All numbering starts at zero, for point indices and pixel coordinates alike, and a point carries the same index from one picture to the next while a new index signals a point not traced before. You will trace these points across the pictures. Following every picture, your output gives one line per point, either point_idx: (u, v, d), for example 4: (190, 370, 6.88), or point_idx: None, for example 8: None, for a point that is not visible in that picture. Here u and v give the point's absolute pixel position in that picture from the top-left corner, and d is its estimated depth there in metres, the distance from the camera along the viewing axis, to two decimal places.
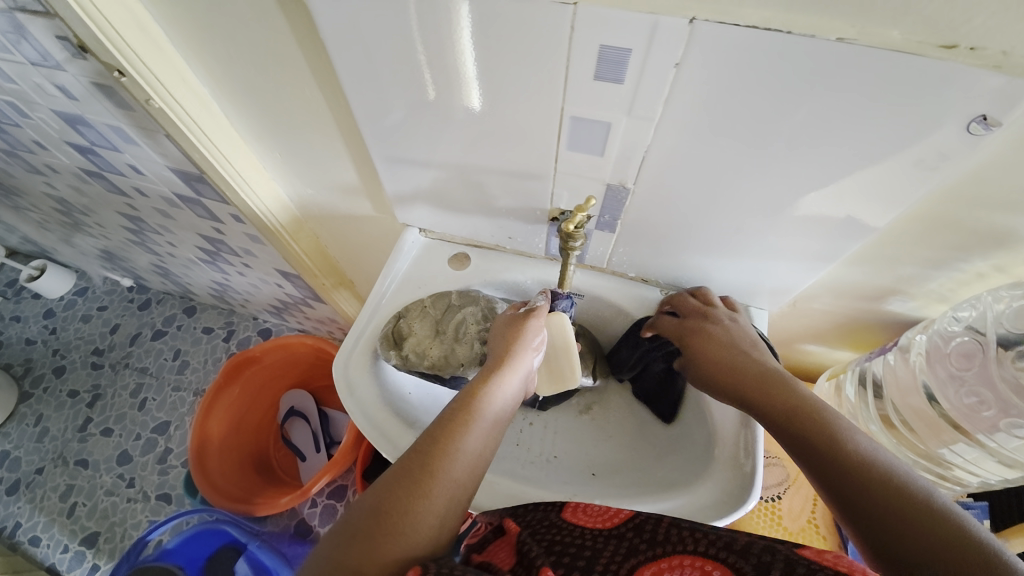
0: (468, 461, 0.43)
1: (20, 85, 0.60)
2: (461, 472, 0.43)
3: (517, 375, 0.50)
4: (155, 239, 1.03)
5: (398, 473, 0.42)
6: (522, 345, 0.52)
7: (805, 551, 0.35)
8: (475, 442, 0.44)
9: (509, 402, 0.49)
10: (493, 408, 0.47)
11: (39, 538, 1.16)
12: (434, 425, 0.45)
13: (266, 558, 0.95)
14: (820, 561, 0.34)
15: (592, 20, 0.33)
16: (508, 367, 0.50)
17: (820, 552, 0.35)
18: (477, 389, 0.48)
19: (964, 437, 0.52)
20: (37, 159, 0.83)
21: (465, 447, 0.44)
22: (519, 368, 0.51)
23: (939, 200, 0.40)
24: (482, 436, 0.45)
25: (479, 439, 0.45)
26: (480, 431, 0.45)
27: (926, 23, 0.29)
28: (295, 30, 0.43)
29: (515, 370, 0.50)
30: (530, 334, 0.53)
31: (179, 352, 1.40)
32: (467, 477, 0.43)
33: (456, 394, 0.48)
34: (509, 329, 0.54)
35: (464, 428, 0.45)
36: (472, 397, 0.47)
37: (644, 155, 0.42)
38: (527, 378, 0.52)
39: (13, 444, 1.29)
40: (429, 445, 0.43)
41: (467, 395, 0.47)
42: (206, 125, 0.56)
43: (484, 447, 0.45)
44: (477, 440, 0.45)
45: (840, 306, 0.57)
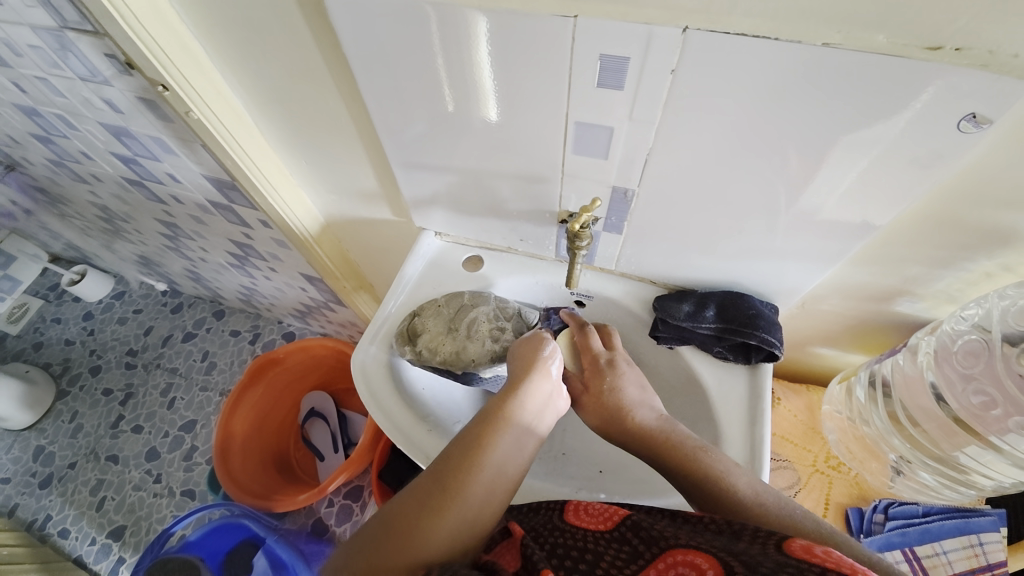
0: (493, 474, 0.44)
1: (70, 98, 0.65)
2: (485, 484, 0.43)
3: (541, 394, 0.51)
4: (188, 244, 1.09)
5: (423, 484, 0.44)
6: (547, 364, 0.53)
7: (790, 546, 0.35)
8: (500, 456, 0.45)
9: (537, 417, 0.50)
10: (519, 426, 0.47)
11: (69, 530, 1.21)
12: (460, 438, 0.47)
13: (283, 552, 0.94)
14: (810, 557, 0.33)
15: (591, 30, 0.35)
16: (533, 383, 0.51)
17: (808, 548, 0.34)
18: (501, 406, 0.49)
19: (977, 439, 0.52)
20: (83, 168, 0.89)
21: (490, 459, 0.44)
22: (545, 386, 0.52)
23: (942, 197, 0.41)
24: (509, 450, 0.46)
25: (506, 453, 0.46)
26: (506, 445, 0.46)
27: (909, 28, 0.31)
28: (321, 45, 0.47)
29: (541, 386, 0.51)
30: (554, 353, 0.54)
31: (207, 354, 1.46)
32: (491, 491, 0.44)
33: (479, 409, 0.49)
34: (534, 347, 0.55)
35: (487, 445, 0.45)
36: (497, 415, 0.48)
37: (645, 157, 0.44)
38: (553, 395, 0.52)
39: (49, 440, 1.36)
40: (453, 457, 0.45)
41: (493, 409, 0.49)
42: (237, 135, 0.60)
43: (511, 461, 0.46)
44: (503, 454, 0.45)
45: (849, 307, 0.57)
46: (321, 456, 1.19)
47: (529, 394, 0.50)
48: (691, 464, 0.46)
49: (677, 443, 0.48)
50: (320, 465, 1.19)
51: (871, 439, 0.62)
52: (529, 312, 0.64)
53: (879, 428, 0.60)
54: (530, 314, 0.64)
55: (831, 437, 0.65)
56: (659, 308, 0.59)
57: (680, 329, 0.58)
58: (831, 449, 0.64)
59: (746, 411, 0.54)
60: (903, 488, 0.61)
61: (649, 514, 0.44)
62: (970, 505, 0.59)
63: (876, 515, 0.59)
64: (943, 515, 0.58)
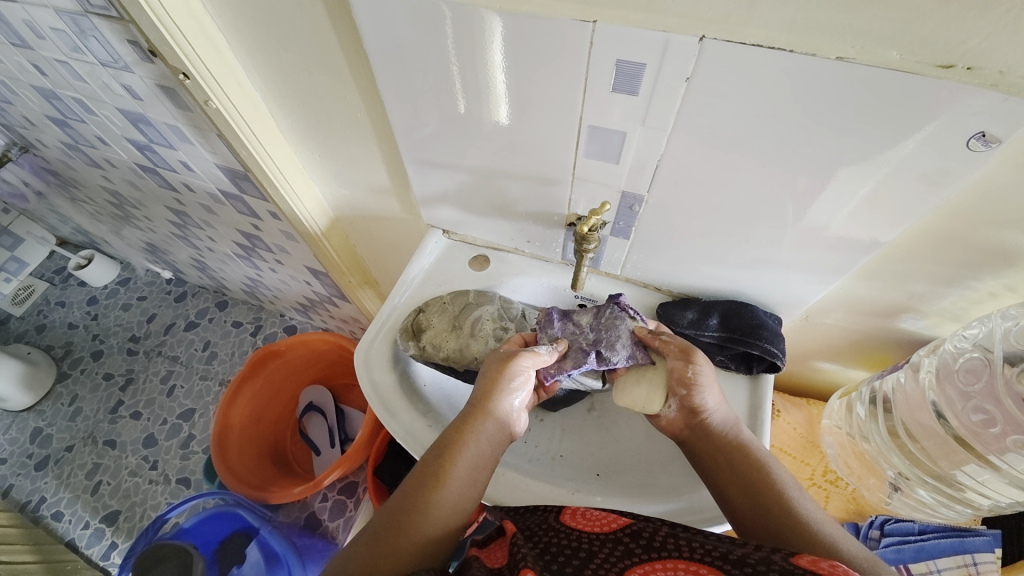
0: (441, 517, 0.44)
1: (89, 83, 0.66)
2: (432, 529, 0.43)
3: (494, 424, 0.49)
4: (197, 233, 1.09)
5: (374, 533, 0.43)
6: (499, 394, 0.50)
7: (800, 560, 0.34)
8: (450, 496, 0.45)
9: (490, 446, 0.49)
10: (471, 457, 0.47)
11: (63, 513, 1.21)
12: (411, 479, 0.46)
13: (276, 544, 0.96)
14: (815, 570, 0.33)
15: (610, 36, 0.36)
16: (484, 416, 0.49)
17: (815, 561, 0.34)
18: (451, 437, 0.48)
19: (975, 457, 0.51)
20: (98, 153, 0.90)
21: (442, 498, 0.44)
22: (498, 418, 0.50)
23: (949, 215, 0.41)
24: (458, 488, 0.45)
25: (454, 492, 0.45)
26: (455, 484, 0.45)
27: (921, 45, 0.31)
28: (343, 41, 0.48)
29: (490, 417, 0.49)
30: (514, 379, 0.51)
31: (209, 343, 1.46)
32: (440, 533, 0.43)
33: (436, 440, 0.49)
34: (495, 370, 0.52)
35: (439, 481, 0.45)
36: (448, 445, 0.47)
37: (656, 162, 0.44)
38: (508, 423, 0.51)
39: (47, 422, 1.36)
40: (402, 501, 0.44)
41: (442, 446, 0.47)
42: (254, 125, 0.60)
43: (462, 500, 0.45)
44: (452, 493, 0.45)
45: (853, 322, 0.58)
46: (317, 450, 1.19)
47: (476, 427, 0.48)
48: (739, 458, 0.47)
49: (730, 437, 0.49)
50: (316, 459, 1.19)
51: (870, 455, 0.61)
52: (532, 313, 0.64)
53: (878, 444, 0.60)
54: (531, 315, 0.64)
55: (830, 451, 0.65)
56: (662, 315, 0.60)
57: (682, 336, 0.58)
58: (829, 464, 0.65)
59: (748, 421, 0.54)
60: (900, 505, 0.61)
61: (652, 522, 0.43)
62: (965, 524, 0.59)
63: (873, 530, 0.59)
64: (940, 534, 0.59)
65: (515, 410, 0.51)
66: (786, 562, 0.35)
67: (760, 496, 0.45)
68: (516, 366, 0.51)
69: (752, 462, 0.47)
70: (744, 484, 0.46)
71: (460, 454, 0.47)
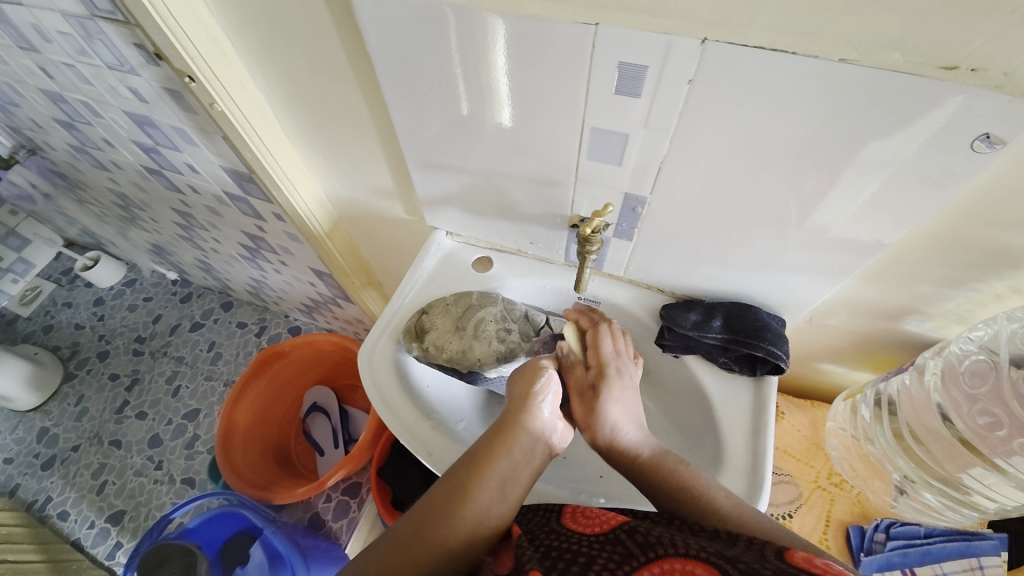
0: (466, 530, 0.43)
1: (96, 86, 0.67)
2: (456, 540, 0.42)
3: (528, 437, 0.48)
4: (202, 234, 1.10)
5: (393, 539, 0.43)
6: (532, 405, 0.50)
7: (795, 558, 0.35)
8: (477, 509, 0.44)
9: (523, 460, 0.47)
10: (502, 470, 0.46)
11: (69, 513, 1.22)
12: (439, 489, 0.46)
13: (280, 543, 0.96)
14: (808, 567, 0.33)
15: (611, 38, 0.36)
16: (517, 427, 0.48)
17: (810, 559, 0.34)
18: (484, 449, 0.47)
19: (981, 461, 0.51)
20: (105, 155, 0.91)
21: (469, 510, 0.43)
22: (531, 429, 0.49)
23: (954, 217, 0.41)
24: (487, 500, 0.44)
25: (482, 504, 0.44)
26: (483, 496, 0.44)
27: (925, 47, 0.31)
28: (346, 43, 0.48)
29: (523, 429, 0.48)
30: (546, 388, 0.51)
31: (213, 344, 1.47)
32: (462, 546, 0.42)
33: (467, 451, 0.48)
34: (526, 382, 0.52)
35: (467, 493, 0.44)
36: (479, 457, 0.47)
37: (659, 164, 0.44)
38: (543, 436, 0.49)
39: (54, 422, 1.37)
40: (426, 509, 0.44)
41: (472, 458, 0.47)
42: (258, 127, 0.61)
43: (489, 515, 0.44)
44: (480, 505, 0.44)
45: (857, 323, 0.57)
46: (321, 450, 1.20)
47: (510, 439, 0.48)
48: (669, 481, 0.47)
49: (653, 462, 0.49)
50: (319, 459, 1.20)
51: (874, 457, 0.61)
52: (535, 315, 0.64)
53: (883, 447, 0.60)
54: (535, 315, 0.64)
55: (834, 453, 0.65)
56: (665, 316, 0.59)
57: (685, 338, 0.58)
58: (834, 466, 0.65)
59: (751, 423, 0.54)
60: (905, 508, 0.61)
61: (647, 522, 0.44)
62: (971, 527, 0.59)
63: (878, 534, 0.59)
64: (945, 537, 0.58)
65: (550, 419, 0.50)
66: (780, 563, 0.35)
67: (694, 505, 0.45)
68: (541, 376, 0.52)
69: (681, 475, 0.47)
70: (676, 500, 0.46)
71: (492, 465, 0.46)
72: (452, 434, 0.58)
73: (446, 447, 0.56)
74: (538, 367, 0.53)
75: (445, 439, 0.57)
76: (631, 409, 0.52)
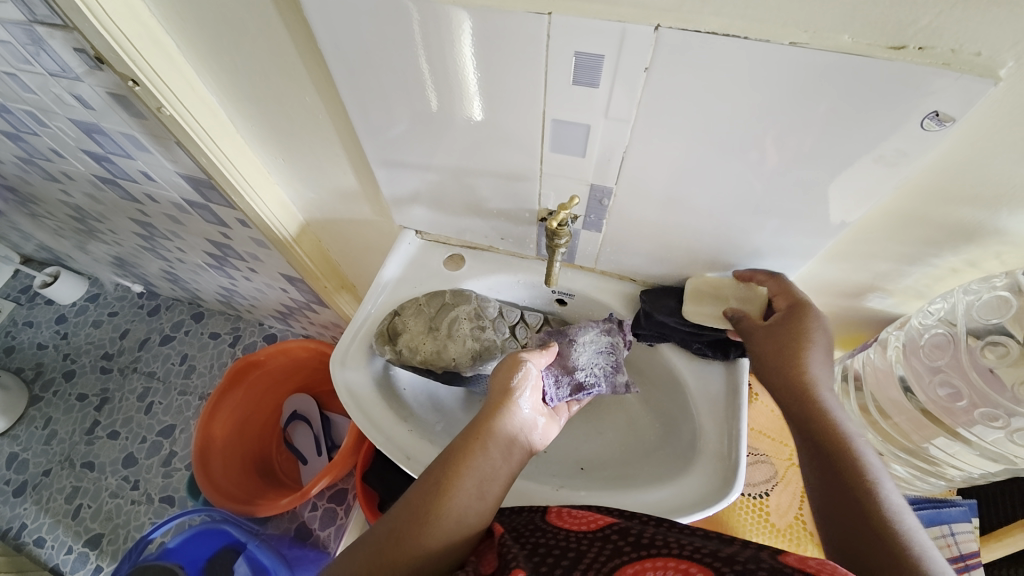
0: (445, 532, 0.42)
1: (39, 95, 0.64)
2: (436, 541, 0.42)
3: (507, 432, 0.48)
4: (165, 244, 1.06)
5: (372, 542, 0.42)
6: (509, 402, 0.50)
7: (789, 558, 0.35)
8: (456, 508, 0.43)
9: (502, 457, 0.47)
10: (482, 465, 0.46)
11: (44, 539, 1.18)
12: (416, 489, 0.45)
13: (265, 558, 0.94)
14: (804, 568, 0.34)
15: (566, 28, 0.35)
16: (495, 422, 0.48)
17: (803, 559, 0.34)
18: (462, 444, 0.46)
19: (945, 430, 0.53)
20: (55, 166, 0.87)
21: (449, 510, 0.43)
22: (508, 423, 0.49)
23: (908, 196, 0.42)
24: (466, 499, 0.44)
25: (460, 503, 0.43)
26: (462, 495, 0.44)
27: (872, 28, 0.31)
28: (298, 41, 0.46)
29: (501, 425, 0.48)
30: (520, 383, 0.51)
31: (186, 357, 1.43)
32: (443, 549, 0.42)
33: (444, 446, 0.47)
34: (506, 376, 0.52)
35: (446, 491, 0.44)
36: (457, 454, 0.46)
37: (622, 154, 0.44)
38: (522, 431, 0.50)
39: (22, 446, 1.32)
40: (402, 511, 0.43)
41: (450, 455, 0.46)
42: (213, 132, 0.58)
43: (469, 513, 0.44)
44: (458, 504, 0.43)
45: (824, 303, 0.59)
46: (304, 459, 1.18)
47: (488, 436, 0.47)
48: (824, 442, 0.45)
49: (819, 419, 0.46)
50: (303, 468, 1.18)
51: None
52: (509, 312, 0.64)
53: None
54: (510, 312, 0.64)
55: None
56: (645, 302, 0.59)
57: (662, 325, 0.58)
58: None
59: (725, 403, 0.55)
60: None
61: (638, 522, 0.43)
62: (941, 495, 0.60)
63: None
64: (916, 506, 0.59)
65: (526, 413, 0.51)
66: (776, 561, 0.35)
67: (848, 498, 0.41)
68: (519, 371, 0.52)
69: (853, 465, 0.43)
70: (826, 481, 0.43)
71: (471, 462, 0.45)
72: (430, 436, 0.57)
73: (425, 449, 0.55)
74: (517, 360, 0.53)
75: (423, 441, 0.56)
76: (813, 353, 0.48)
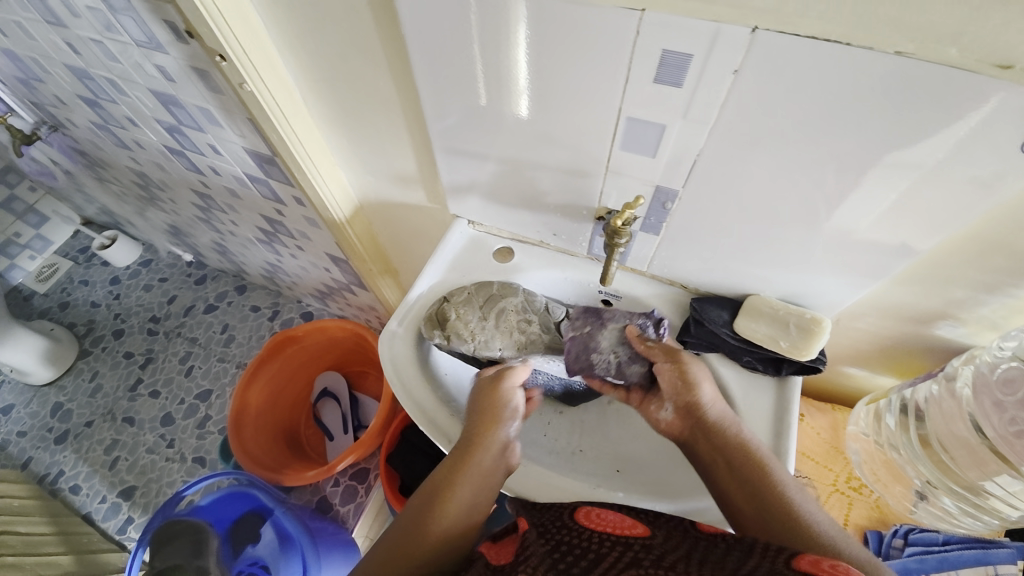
0: (447, 532, 0.46)
1: (123, 63, 0.67)
2: (438, 540, 0.46)
3: (500, 442, 0.52)
4: (219, 216, 1.11)
5: (380, 550, 0.46)
6: (499, 414, 0.54)
7: (802, 563, 0.35)
8: (456, 511, 0.47)
9: (496, 462, 0.51)
10: (478, 471, 0.50)
11: (81, 487, 1.24)
12: (419, 497, 0.49)
13: (289, 525, 0.96)
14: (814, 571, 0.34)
15: (658, 26, 0.35)
16: (488, 432, 0.52)
17: (817, 563, 0.35)
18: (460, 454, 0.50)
19: (1009, 468, 0.49)
20: (128, 134, 0.92)
21: (449, 513, 0.47)
22: (501, 433, 0.53)
23: (995, 221, 0.40)
24: (464, 502, 0.48)
25: (459, 507, 0.47)
26: (460, 499, 0.48)
27: (982, 43, 0.30)
28: (380, 22, 0.47)
29: (493, 435, 0.52)
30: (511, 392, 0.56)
31: (227, 327, 1.48)
32: (446, 547, 0.46)
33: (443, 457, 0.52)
34: (495, 388, 0.56)
35: (446, 497, 0.48)
36: (456, 462, 0.50)
37: (694, 157, 0.44)
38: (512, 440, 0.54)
39: (68, 397, 1.40)
40: (408, 519, 0.47)
41: (449, 464, 0.50)
42: (286, 109, 0.60)
43: (468, 516, 0.48)
44: (458, 508, 0.47)
45: (885, 327, 0.57)
46: (330, 435, 1.20)
47: (481, 445, 0.51)
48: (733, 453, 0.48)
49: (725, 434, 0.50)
50: (329, 444, 1.20)
51: (897, 463, 0.60)
52: (555, 307, 0.63)
53: (908, 455, 0.58)
54: (556, 308, 0.64)
55: (854, 458, 0.64)
56: (695, 309, 0.58)
57: (712, 334, 0.57)
58: (853, 470, 0.63)
59: (774, 423, 0.54)
60: (925, 514, 0.60)
61: (664, 534, 0.43)
62: (988, 536, 0.58)
63: (896, 539, 0.58)
64: (962, 545, 0.58)
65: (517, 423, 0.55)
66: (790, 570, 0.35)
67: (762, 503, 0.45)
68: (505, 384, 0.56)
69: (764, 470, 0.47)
70: (742, 487, 0.47)
71: (467, 468, 0.49)
72: None
73: None
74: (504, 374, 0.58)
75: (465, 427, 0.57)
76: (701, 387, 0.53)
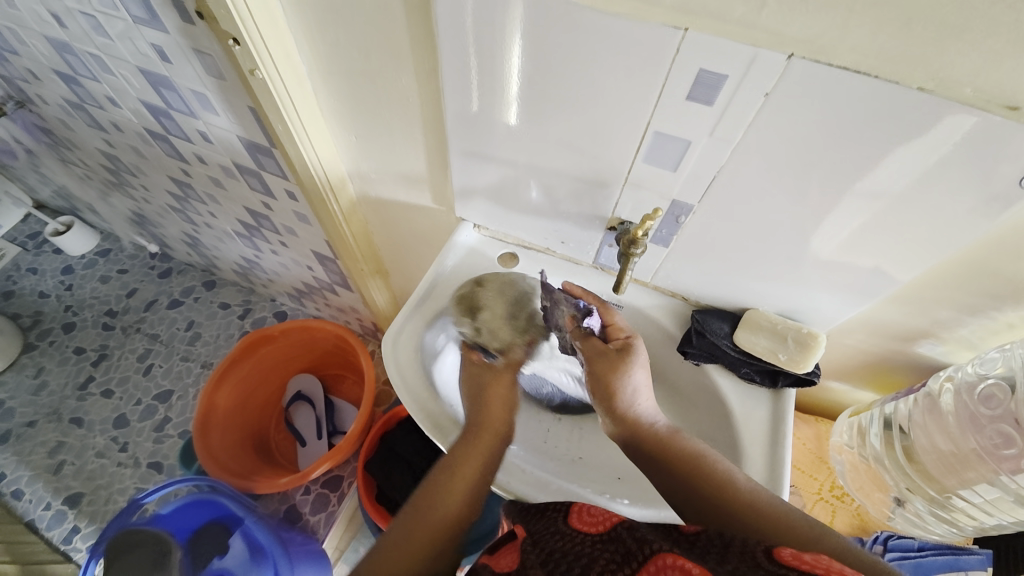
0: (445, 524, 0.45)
1: (113, 39, 0.64)
2: (439, 533, 0.44)
3: (495, 432, 0.52)
4: (197, 207, 1.05)
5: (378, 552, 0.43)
6: (491, 405, 0.54)
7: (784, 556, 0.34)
8: (455, 502, 0.46)
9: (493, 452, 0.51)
10: (474, 462, 0.49)
11: (21, 493, 1.14)
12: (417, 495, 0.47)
13: (261, 535, 0.90)
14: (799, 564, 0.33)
15: (698, 45, 0.37)
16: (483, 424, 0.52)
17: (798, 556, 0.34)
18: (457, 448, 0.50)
19: (986, 475, 0.52)
20: (106, 115, 0.86)
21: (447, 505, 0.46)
22: (497, 424, 0.53)
23: (984, 247, 0.44)
24: (462, 492, 0.47)
25: (458, 498, 0.46)
26: (459, 490, 0.47)
27: (994, 86, 0.33)
28: (412, 20, 0.47)
29: (489, 426, 0.52)
30: (488, 401, 0.54)
31: (193, 324, 1.40)
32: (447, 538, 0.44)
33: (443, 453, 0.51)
34: (487, 382, 0.57)
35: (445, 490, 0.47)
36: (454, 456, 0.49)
37: (716, 173, 0.45)
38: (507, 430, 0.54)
39: (7, 394, 1.28)
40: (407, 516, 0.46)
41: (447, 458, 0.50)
42: (297, 99, 0.59)
43: (468, 507, 0.47)
44: (457, 499, 0.46)
45: (871, 344, 0.60)
46: (303, 440, 1.15)
47: (479, 436, 0.51)
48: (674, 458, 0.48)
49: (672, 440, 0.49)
50: (301, 450, 1.15)
51: (878, 472, 0.63)
52: None
53: (891, 467, 0.61)
54: None
55: (838, 467, 0.67)
56: (698, 320, 0.60)
57: (713, 345, 0.59)
58: (837, 480, 0.67)
59: (768, 430, 0.56)
60: (900, 521, 0.63)
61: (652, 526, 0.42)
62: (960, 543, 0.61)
63: (877, 545, 0.62)
64: (937, 551, 0.61)
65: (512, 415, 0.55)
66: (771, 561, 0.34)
67: (713, 501, 0.44)
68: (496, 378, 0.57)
69: (713, 468, 0.46)
70: (693, 490, 0.46)
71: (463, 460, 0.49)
72: None
73: None
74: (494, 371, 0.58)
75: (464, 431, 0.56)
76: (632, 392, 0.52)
